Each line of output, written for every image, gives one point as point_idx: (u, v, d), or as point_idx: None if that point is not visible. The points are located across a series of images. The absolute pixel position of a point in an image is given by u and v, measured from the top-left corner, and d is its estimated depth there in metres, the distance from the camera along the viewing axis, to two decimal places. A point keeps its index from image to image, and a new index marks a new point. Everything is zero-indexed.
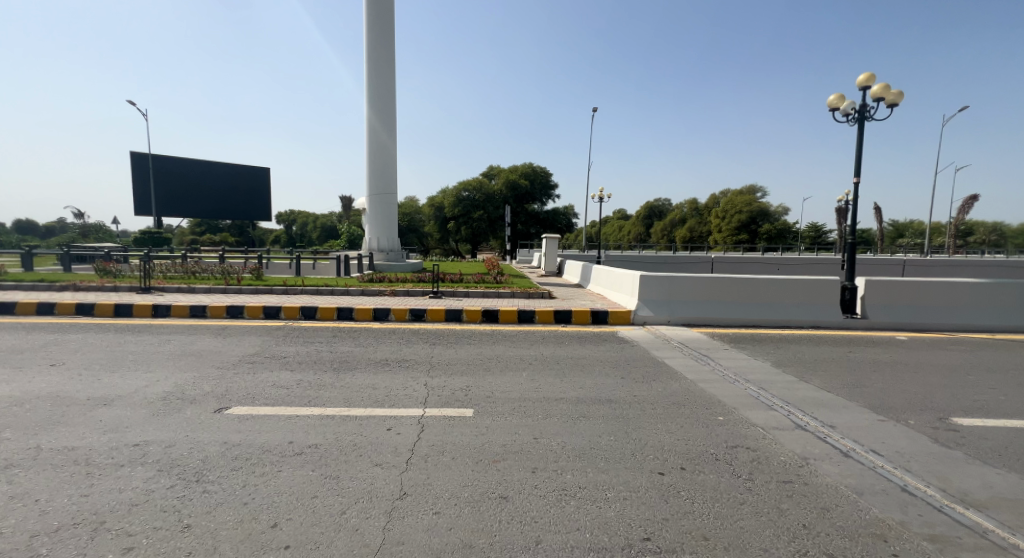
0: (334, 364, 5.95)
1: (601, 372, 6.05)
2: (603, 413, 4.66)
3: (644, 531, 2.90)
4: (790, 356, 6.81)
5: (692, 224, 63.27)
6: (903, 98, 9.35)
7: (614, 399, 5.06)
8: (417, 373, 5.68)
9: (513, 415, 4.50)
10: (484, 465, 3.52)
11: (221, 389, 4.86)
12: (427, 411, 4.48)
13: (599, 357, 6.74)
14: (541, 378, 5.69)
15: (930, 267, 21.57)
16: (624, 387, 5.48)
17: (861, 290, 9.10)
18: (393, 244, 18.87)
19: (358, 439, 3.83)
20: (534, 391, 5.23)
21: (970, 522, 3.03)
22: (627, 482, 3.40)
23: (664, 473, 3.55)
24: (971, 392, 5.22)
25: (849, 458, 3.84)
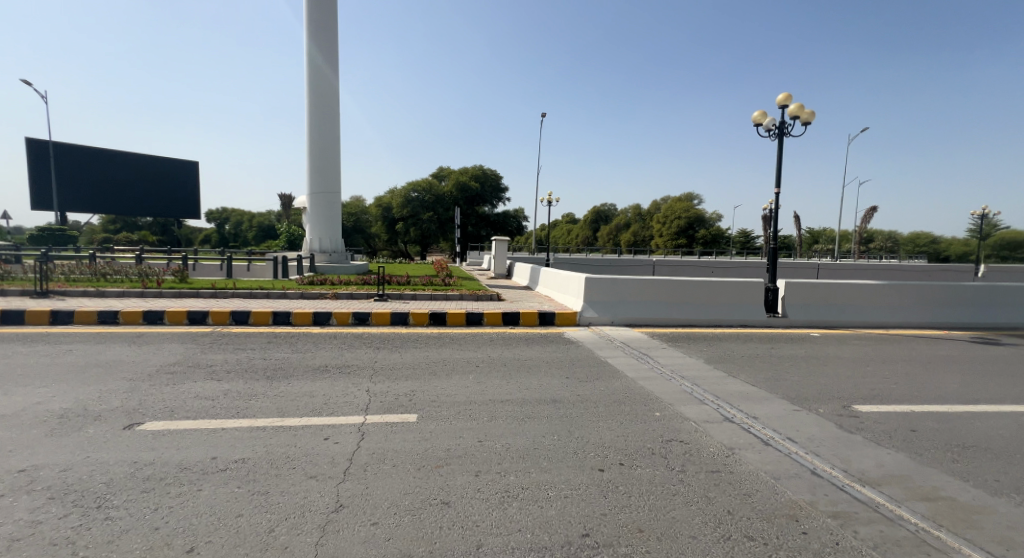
0: (268, 372, 5.72)
1: (547, 372, 6.20)
2: (548, 413, 4.79)
3: (583, 527, 3.02)
4: (721, 353, 7.26)
5: (635, 229, 65.76)
6: (815, 118, 10.24)
7: (559, 398, 5.22)
8: (359, 379, 5.59)
9: (458, 419, 4.54)
10: (426, 471, 3.54)
11: (132, 404, 4.56)
12: (368, 418, 4.44)
13: (544, 358, 6.90)
14: (486, 380, 5.76)
15: (843, 270, 23.79)
16: (569, 386, 5.65)
17: (782, 291, 9.85)
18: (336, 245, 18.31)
19: (292, 451, 3.74)
20: (480, 394, 5.29)
21: (867, 498, 3.38)
22: (568, 481, 3.53)
23: (604, 469, 3.72)
24: (873, 382, 5.79)
25: (768, 447, 4.17)
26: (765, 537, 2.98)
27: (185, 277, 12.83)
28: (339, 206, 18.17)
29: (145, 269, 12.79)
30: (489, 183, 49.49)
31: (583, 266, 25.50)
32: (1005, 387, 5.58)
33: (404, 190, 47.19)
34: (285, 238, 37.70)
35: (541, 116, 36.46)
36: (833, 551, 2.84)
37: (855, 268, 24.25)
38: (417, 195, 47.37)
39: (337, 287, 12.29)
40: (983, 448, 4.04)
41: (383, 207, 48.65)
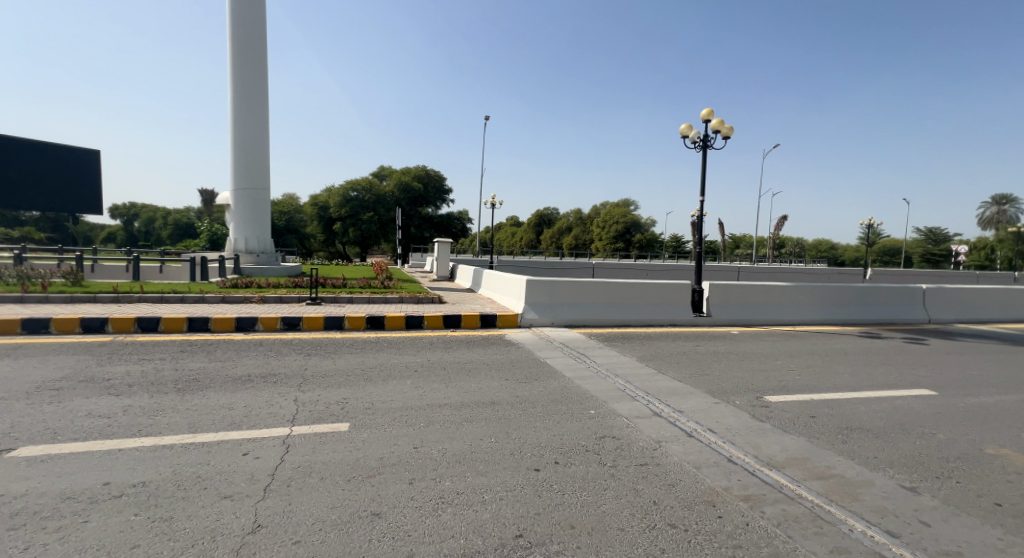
0: (179, 385, 5.35)
1: (487, 375, 6.25)
2: (486, 415, 4.84)
3: (517, 528, 3.06)
4: (652, 352, 7.62)
5: (576, 232, 67.43)
6: (733, 132, 11.03)
7: (498, 400, 5.28)
8: (286, 388, 5.37)
9: (393, 425, 4.49)
10: (356, 483, 3.47)
11: (5, 427, 4.12)
12: (295, 429, 4.28)
13: (484, 360, 6.93)
14: (424, 384, 5.72)
15: (763, 273, 25.80)
16: (508, 388, 5.73)
17: (707, 291, 10.50)
18: (265, 245, 17.42)
19: (203, 470, 3.54)
20: (417, 398, 5.25)
21: (773, 481, 3.69)
22: (504, 483, 3.58)
23: (539, 469, 3.81)
24: (783, 374, 6.30)
25: (691, 438, 4.45)
26: (685, 524, 3.17)
27: (79, 280, 11.67)
28: (267, 204, 17.27)
29: (25, 270, 11.43)
30: (431, 184, 49.34)
31: (525, 267, 26.12)
32: (892, 375, 6.26)
33: (342, 189, 45.67)
34: (206, 238, 35.31)
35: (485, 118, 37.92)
36: (743, 532, 3.06)
37: (772, 270, 26.32)
38: (356, 194, 45.98)
39: (264, 290, 11.68)
40: (868, 430, 4.53)
41: (318, 206, 46.74)
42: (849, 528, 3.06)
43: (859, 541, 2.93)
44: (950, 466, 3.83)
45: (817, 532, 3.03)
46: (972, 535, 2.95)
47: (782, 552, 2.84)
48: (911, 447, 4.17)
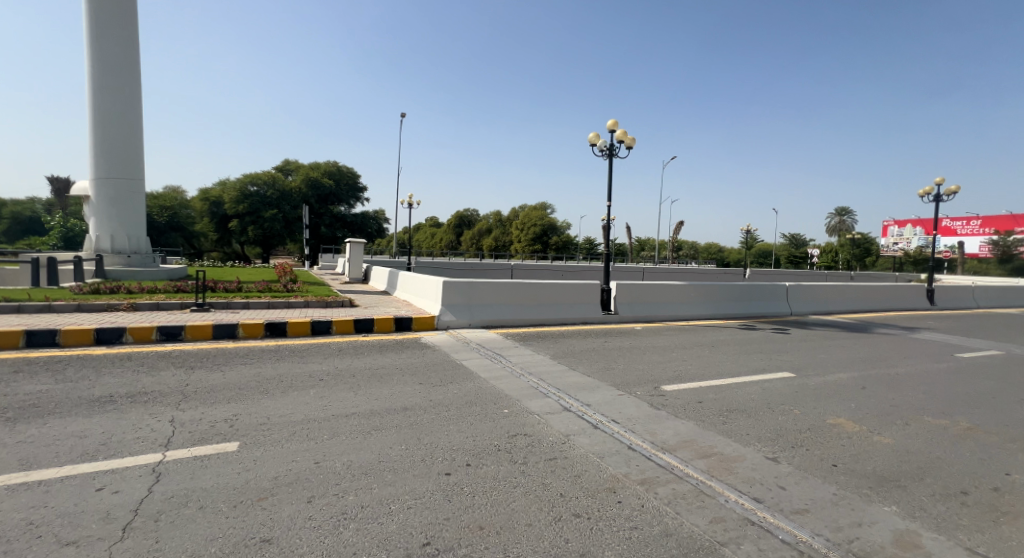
0: (15, 413, 4.61)
1: (399, 379, 6.09)
2: (397, 422, 4.72)
3: (424, 536, 3.00)
4: (564, 349, 7.87)
5: (495, 234, 67.93)
6: (634, 143, 11.75)
7: (410, 406, 5.17)
8: (162, 407, 4.86)
9: (292, 440, 4.22)
10: (244, 508, 3.21)
11: None
12: (169, 455, 3.88)
13: (397, 365, 6.75)
14: (329, 394, 5.45)
15: (666, 273, 27.86)
16: (421, 392, 5.63)
17: (614, 290, 11.05)
18: (134, 242, 15.60)
19: (43, 514, 3.07)
20: (321, 409, 4.99)
21: (667, 463, 3.97)
22: (414, 490, 3.50)
23: (450, 473, 3.78)
24: (678, 365, 6.79)
25: (597, 430, 4.65)
26: (589, 512, 3.28)
27: None
28: (138, 196, 15.51)
29: None
30: (343, 182, 47.17)
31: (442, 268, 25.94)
32: (766, 361, 7.00)
33: (240, 184, 42.30)
34: (60, 234, 30.74)
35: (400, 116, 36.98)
36: (639, 514, 3.24)
37: (674, 270, 28.56)
38: (257, 189, 42.93)
39: (137, 296, 10.47)
40: (743, 411, 5.03)
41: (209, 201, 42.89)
42: (725, 499, 3.37)
43: (733, 510, 3.23)
44: (803, 436, 4.38)
45: (700, 506, 3.31)
46: (817, 494, 3.39)
47: (670, 529, 3.04)
48: (774, 422, 4.70)
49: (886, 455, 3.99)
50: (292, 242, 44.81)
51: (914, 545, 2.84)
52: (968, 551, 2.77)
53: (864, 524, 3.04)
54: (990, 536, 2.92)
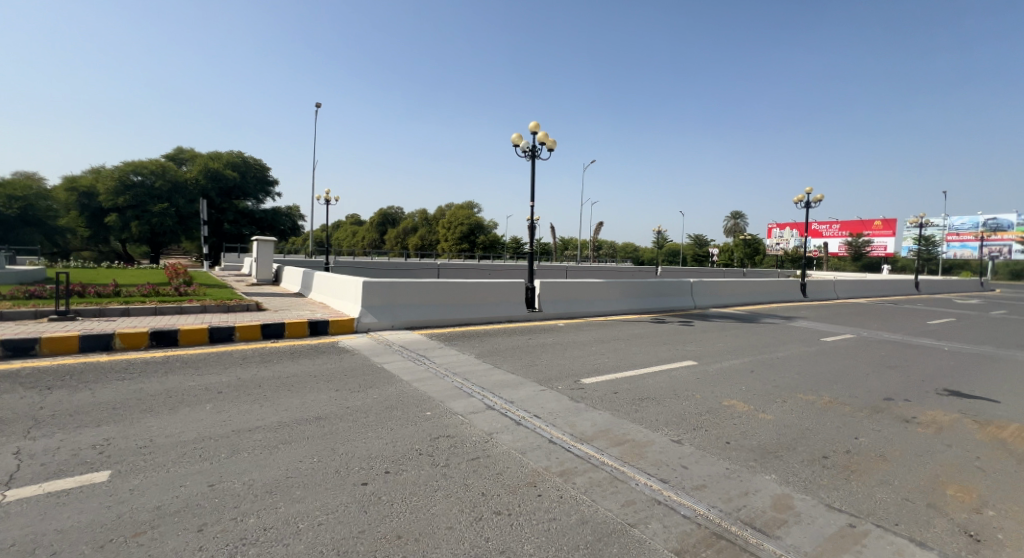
0: None
1: (314, 389, 5.87)
2: (309, 434, 4.54)
3: (337, 552, 2.90)
4: (489, 348, 8.01)
5: (422, 233, 66.76)
6: (556, 146, 12.17)
7: (324, 416, 5.00)
8: (9, 437, 4.32)
9: (180, 463, 3.91)
10: (117, 546, 2.90)
11: None
12: (11, 493, 3.41)
13: (311, 373, 6.50)
14: (230, 409, 5.12)
15: (591, 271, 28.93)
16: (338, 401, 5.46)
17: (536, 288, 11.39)
18: None
19: None
20: (220, 426, 4.67)
21: (585, 453, 4.19)
22: (327, 504, 3.38)
23: (367, 482, 3.68)
24: (597, 359, 7.20)
25: (519, 426, 4.79)
26: (509, 508, 3.37)
27: None
28: None
29: None
30: (247, 174, 44.46)
31: (363, 269, 25.14)
32: (674, 352, 7.58)
33: (119, 173, 38.21)
34: None
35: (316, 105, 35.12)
36: (558, 505, 3.38)
37: (597, 269, 29.74)
38: (140, 179, 39.13)
39: None
40: (653, 398, 5.46)
41: (79, 192, 38.38)
42: (635, 483, 3.67)
43: (642, 493, 3.51)
44: (702, 418, 4.85)
45: (614, 491, 3.55)
46: (713, 470, 3.80)
47: (587, 516, 3.23)
48: (678, 407, 5.15)
49: (767, 430, 4.55)
50: (187, 239, 41.24)
51: (787, 507, 3.28)
52: (828, 507, 3.26)
53: (749, 493, 3.46)
54: (844, 491, 3.45)
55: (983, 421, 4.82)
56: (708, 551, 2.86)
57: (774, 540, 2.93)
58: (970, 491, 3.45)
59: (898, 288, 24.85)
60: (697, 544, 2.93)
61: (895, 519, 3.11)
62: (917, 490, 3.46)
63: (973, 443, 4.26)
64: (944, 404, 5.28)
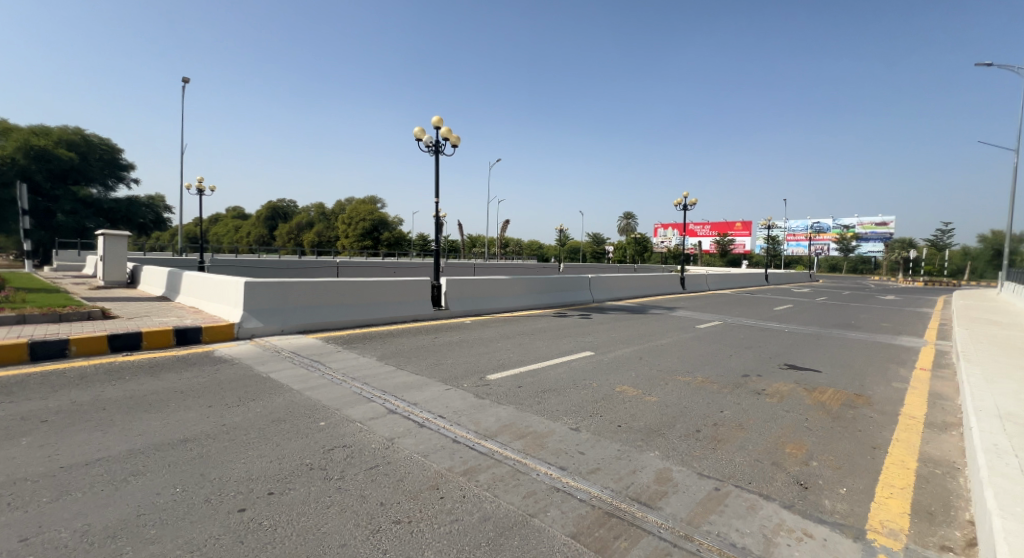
0: None
1: (181, 405, 5.03)
2: (169, 459, 3.82)
3: None
4: (393, 349, 7.85)
5: (319, 229, 63.19)
6: (461, 142, 12.25)
7: (191, 435, 4.26)
8: None
9: None
10: None
11: None
12: None
13: (178, 387, 5.59)
14: (59, 440, 4.10)
15: (497, 268, 29.39)
16: (210, 417, 4.70)
17: (444, 287, 11.37)
18: None
19: None
20: (43, 461, 3.73)
21: (488, 450, 4.20)
22: (193, 540, 2.89)
23: (246, 507, 3.22)
24: (502, 355, 7.41)
25: (423, 428, 4.63)
26: (409, 515, 3.20)
27: None
28: None
29: None
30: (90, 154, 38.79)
31: (251, 269, 23.23)
32: (573, 344, 8.02)
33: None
34: None
35: (184, 80, 30.22)
36: (462, 507, 3.29)
37: (500, 266, 30.34)
38: None
39: None
40: (553, 390, 5.78)
41: None
42: (536, 474, 3.80)
43: (542, 482, 3.67)
44: (597, 406, 5.24)
45: (516, 484, 3.62)
46: (606, 453, 4.14)
47: (490, 514, 3.23)
48: (575, 396, 5.52)
49: (651, 411, 5.05)
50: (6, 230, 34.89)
51: (668, 479, 3.69)
52: (699, 475, 3.73)
53: (637, 471, 3.83)
54: (711, 459, 3.96)
55: (811, 388, 5.76)
56: (602, 530, 3.09)
57: (657, 511, 3.27)
58: (801, 447, 4.16)
59: (754, 279, 28.53)
60: (592, 524, 3.14)
61: (749, 478, 3.65)
62: (763, 451, 4.08)
63: (803, 407, 5.11)
64: (784, 376, 6.22)
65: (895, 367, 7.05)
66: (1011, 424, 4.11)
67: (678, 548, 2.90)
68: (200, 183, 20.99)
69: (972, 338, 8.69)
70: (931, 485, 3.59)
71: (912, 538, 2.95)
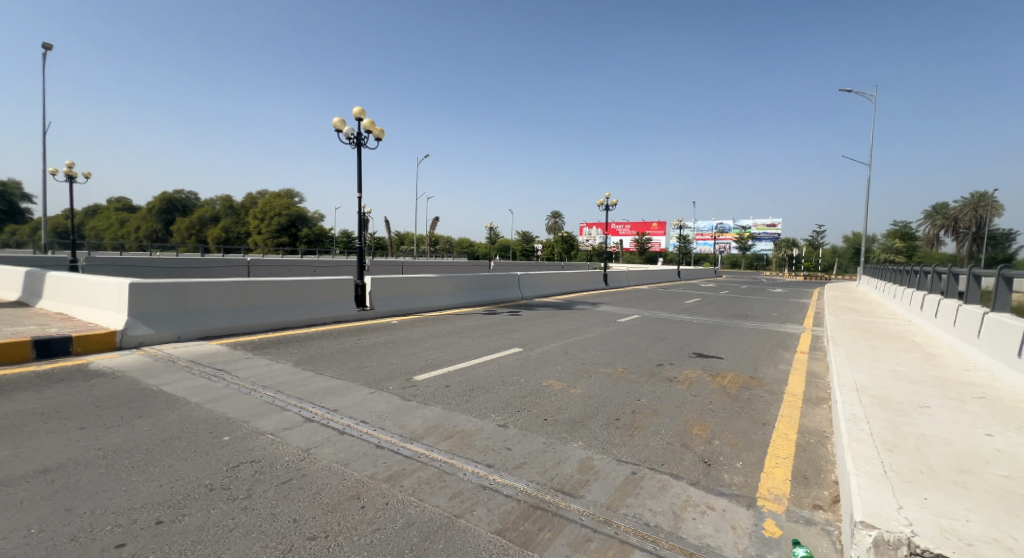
0: None
1: (50, 427, 4.43)
2: (30, 493, 3.35)
3: None
4: (311, 353, 7.51)
5: (229, 225, 58.83)
6: (385, 135, 11.91)
7: (63, 462, 3.78)
8: None
9: None
10: None
11: None
12: None
13: (50, 406, 4.95)
14: None
15: (426, 267, 28.89)
16: (86, 439, 4.19)
17: (368, 286, 11.04)
18: None
19: None
20: None
21: (414, 454, 4.16)
22: None
23: (129, 540, 2.93)
24: (429, 355, 7.33)
25: (344, 435, 4.48)
26: (325, 530, 3.09)
27: None
28: None
29: None
30: None
31: (138, 268, 20.93)
32: (501, 341, 8.10)
33: None
34: None
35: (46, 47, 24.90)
36: (384, 515, 3.24)
37: (426, 264, 29.92)
38: None
39: None
40: (482, 388, 5.82)
41: None
42: (463, 473, 3.82)
43: (469, 481, 3.69)
44: (525, 401, 5.34)
45: (442, 486, 3.62)
46: (532, 447, 4.25)
47: (414, 519, 3.20)
48: (503, 393, 5.60)
49: (575, 403, 5.24)
50: None
51: (590, 467, 3.86)
52: (619, 461, 3.92)
53: (561, 462, 3.96)
54: (630, 445, 4.18)
55: (715, 373, 6.26)
56: (527, 523, 3.17)
57: (579, 500, 3.40)
58: (706, 427, 4.51)
59: (668, 274, 30.36)
60: (517, 519, 3.21)
61: (662, 460, 3.89)
62: (674, 434, 4.37)
63: (709, 391, 5.53)
64: (692, 363, 6.70)
65: (782, 351, 7.85)
66: (867, 395, 4.74)
67: (597, 533, 3.04)
68: (65, 169, 18.45)
69: (842, 323, 9.89)
70: (808, 453, 4.04)
71: (792, 501, 3.30)
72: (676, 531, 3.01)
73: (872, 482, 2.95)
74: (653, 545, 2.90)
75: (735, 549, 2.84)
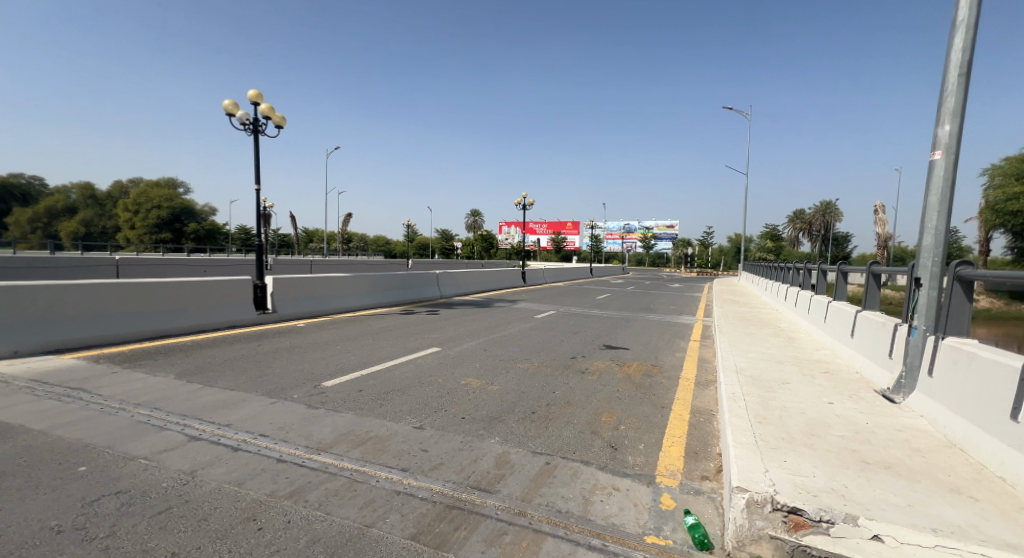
0: None
1: None
2: None
3: None
4: (200, 364, 6.90)
5: (98, 221, 52.09)
6: (285, 122, 11.24)
7: None
8: None
9: None
10: None
11: None
12: None
13: None
14: None
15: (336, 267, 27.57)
16: None
17: (270, 287, 10.35)
18: None
19: None
20: None
21: (320, 465, 3.97)
22: None
23: None
24: (341, 359, 7.04)
25: (238, 452, 4.17)
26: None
27: None
28: None
29: None
30: None
31: None
32: (419, 342, 7.99)
33: None
34: None
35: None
36: (284, 535, 3.06)
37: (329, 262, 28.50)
38: None
39: None
40: (398, 390, 5.70)
41: None
42: (375, 480, 3.71)
43: (382, 488, 3.59)
44: (443, 400, 5.31)
45: (353, 496, 3.50)
46: (448, 447, 4.23)
47: (320, 535, 3.06)
48: (421, 394, 5.53)
49: (492, 399, 5.30)
50: None
51: (507, 462, 3.92)
52: (533, 454, 4.02)
53: (478, 459, 3.98)
54: (544, 437, 4.30)
55: (622, 363, 6.64)
56: (442, 524, 3.15)
57: (494, 495, 3.44)
58: (613, 414, 4.76)
59: (579, 271, 31.58)
60: (432, 521, 3.18)
61: (573, 449, 4.06)
62: (585, 422, 4.57)
63: (616, 380, 5.85)
64: (602, 355, 7.04)
65: (678, 340, 8.50)
66: (744, 376, 5.27)
67: (512, 525, 3.10)
68: None
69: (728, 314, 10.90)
70: (698, 430, 4.41)
71: (684, 475, 3.59)
72: (586, 515, 3.15)
73: (745, 451, 3.28)
74: (564, 530, 3.01)
75: (636, 524, 3.02)
